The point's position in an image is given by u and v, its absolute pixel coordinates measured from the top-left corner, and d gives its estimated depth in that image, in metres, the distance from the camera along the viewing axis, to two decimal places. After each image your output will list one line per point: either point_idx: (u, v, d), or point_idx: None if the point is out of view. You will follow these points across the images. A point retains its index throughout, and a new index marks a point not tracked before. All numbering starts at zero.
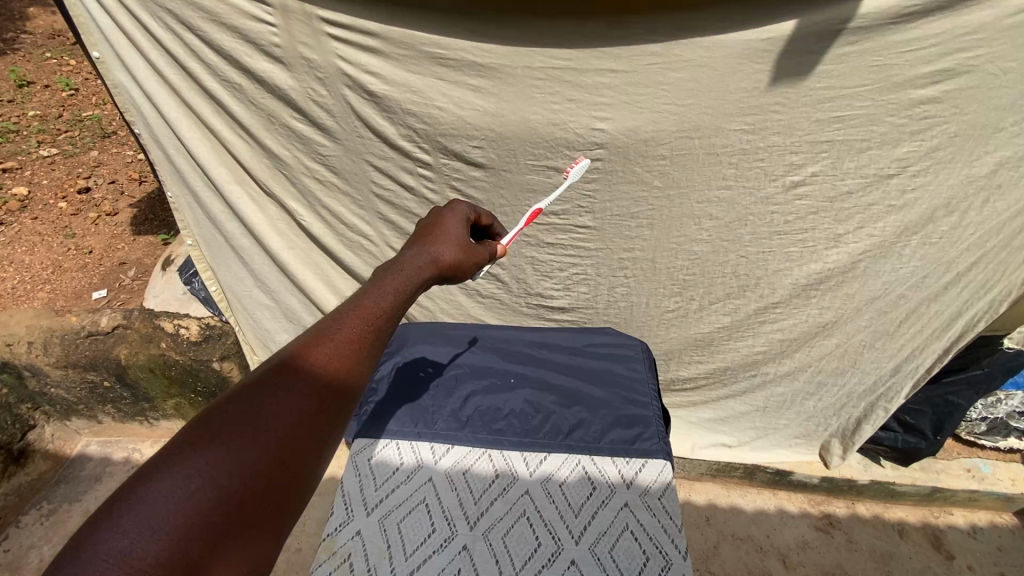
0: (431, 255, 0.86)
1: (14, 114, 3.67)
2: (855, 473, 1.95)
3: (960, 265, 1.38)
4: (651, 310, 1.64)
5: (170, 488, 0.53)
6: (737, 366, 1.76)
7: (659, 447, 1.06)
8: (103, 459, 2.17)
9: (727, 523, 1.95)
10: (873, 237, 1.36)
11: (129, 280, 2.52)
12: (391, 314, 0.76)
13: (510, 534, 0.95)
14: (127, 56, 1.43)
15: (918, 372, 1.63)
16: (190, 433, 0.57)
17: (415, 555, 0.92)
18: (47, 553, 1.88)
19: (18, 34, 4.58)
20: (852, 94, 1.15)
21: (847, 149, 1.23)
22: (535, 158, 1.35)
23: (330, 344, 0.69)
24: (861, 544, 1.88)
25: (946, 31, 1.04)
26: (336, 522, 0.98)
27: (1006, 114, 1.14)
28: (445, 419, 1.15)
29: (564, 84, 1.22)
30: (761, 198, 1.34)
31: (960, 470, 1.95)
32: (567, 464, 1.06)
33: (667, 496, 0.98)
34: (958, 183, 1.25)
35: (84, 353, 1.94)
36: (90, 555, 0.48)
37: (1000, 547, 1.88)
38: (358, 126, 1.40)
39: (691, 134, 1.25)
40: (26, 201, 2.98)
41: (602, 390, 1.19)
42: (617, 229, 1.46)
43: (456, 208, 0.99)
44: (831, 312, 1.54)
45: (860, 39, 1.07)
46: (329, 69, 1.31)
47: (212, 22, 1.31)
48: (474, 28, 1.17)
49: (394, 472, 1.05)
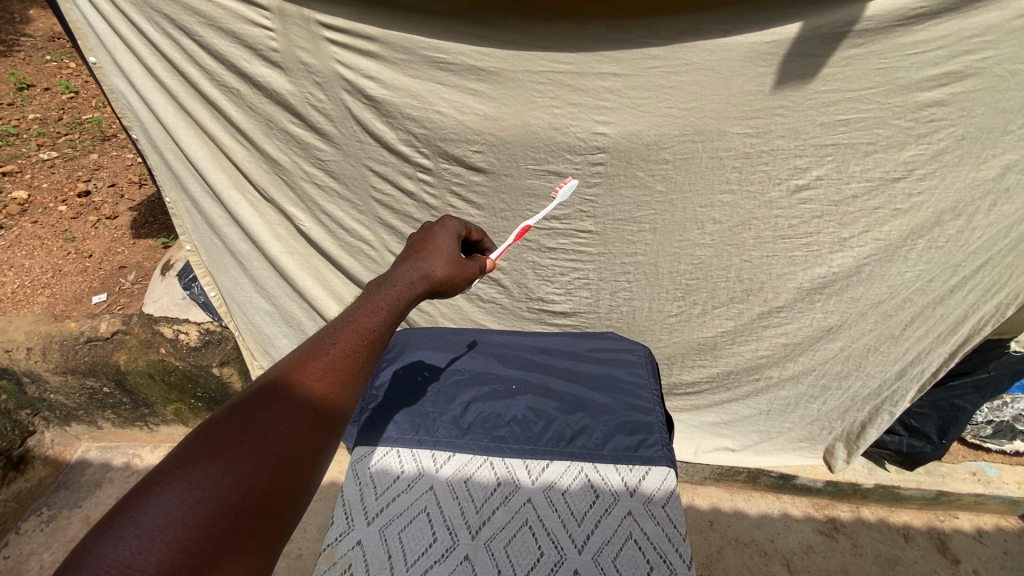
0: (422, 270, 0.85)
1: (14, 118, 3.65)
2: (859, 476, 1.94)
3: (967, 269, 1.37)
4: (653, 314, 1.62)
5: (171, 499, 0.52)
6: (739, 370, 1.74)
7: (662, 454, 1.05)
8: (104, 465, 2.16)
9: (730, 527, 1.94)
10: (879, 240, 1.35)
11: (129, 283, 2.52)
12: (384, 330, 0.74)
13: (512, 543, 0.94)
14: (123, 60, 1.41)
15: (924, 375, 1.61)
16: (188, 446, 0.56)
17: (416, 565, 0.91)
18: (47, 560, 1.86)
19: (17, 38, 4.54)
20: (856, 97, 1.14)
21: (852, 153, 1.22)
22: (536, 162, 1.34)
23: (326, 359, 0.67)
24: (866, 549, 1.86)
25: (952, 33, 1.03)
26: (336, 532, 0.96)
27: (1014, 117, 1.12)
28: (446, 425, 1.13)
29: (565, 88, 1.21)
30: (764, 202, 1.33)
31: (965, 473, 1.94)
32: (569, 472, 1.04)
33: (670, 504, 0.97)
34: (964, 187, 1.23)
35: (83, 360, 1.93)
36: (91, 567, 0.46)
37: (1007, 551, 1.86)
38: (358, 131, 1.39)
39: (693, 138, 1.24)
40: (26, 205, 2.97)
41: (604, 396, 1.18)
42: (619, 234, 1.44)
43: (447, 224, 0.98)
44: (836, 316, 1.52)
45: (865, 42, 1.06)
46: (327, 73, 1.29)
47: (207, 26, 1.29)
48: (475, 31, 1.16)
49: (394, 480, 1.04)
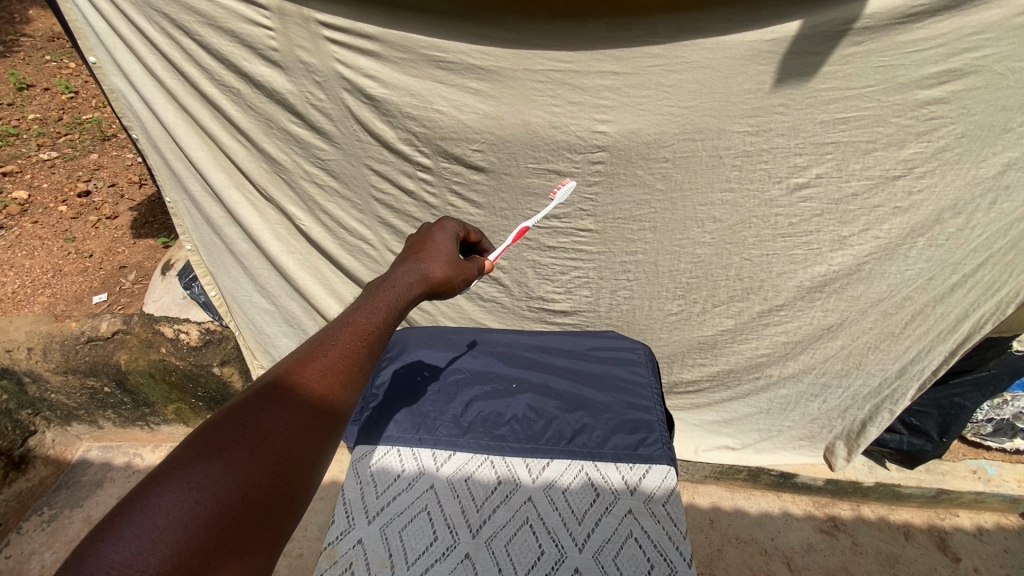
0: (421, 271, 0.85)
1: (14, 118, 3.65)
2: (860, 474, 1.94)
3: (967, 267, 1.37)
4: (653, 313, 1.62)
5: (171, 500, 0.52)
6: (740, 369, 1.74)
7: (663, 452, 1.05)
8: (105, 464, 2.17)
9: (731, 526, 1.94)
10: (879, 239, 1.35)
11: (129, 283, 2.52)
12: (382, 331, 0.74)
13: (513, 542, 0.94)
14: (122, 60, 1.41)
15: (924, 374, 1.61)
16: (188, 448, 0.56)
17: (417, 564, 0.91)
18: (48, 559, 1.86)
19: (17, 38, 4.54)
20: (856, 96, 1.14)
21: (852, 151, 1.22)
22: (536, 161, 1.34)
23: (325, 360, 0.68)
24: (866, 547, 1.86)
25: (952, 31, 1.03)
26: (336, 530, 0.96)
27: (1014, 115, 1.12)
28: (447, 424, 1.13)
29: (565, 87, 1.21)
30: (764, 200, 1.33)
31: (966, 472, 1.94)
32: (570, 470, 1.05)
33: (671, 502, 0.97)
34: (964, 185, 1.23)
35: (84, 360, 1.93)
36: (92, 568, 0.46)
37: (1008, 548, 1.86)
38: (358, 130, 1.39)
39: (693, 136, 1.24)
40: (26, 205, 2.97)
41: (603, 395, 1.18)
42: (619, 232, 1.44)
43: (445, 225, 0.98)
44: (836, 314, 1.52)
45: (865, 40, 1.06)
46: (327, 72, 1.29)
47: (207, 26, 1.29)
48: (475, 30, 1.16)
49: (395, 479, 1.04)
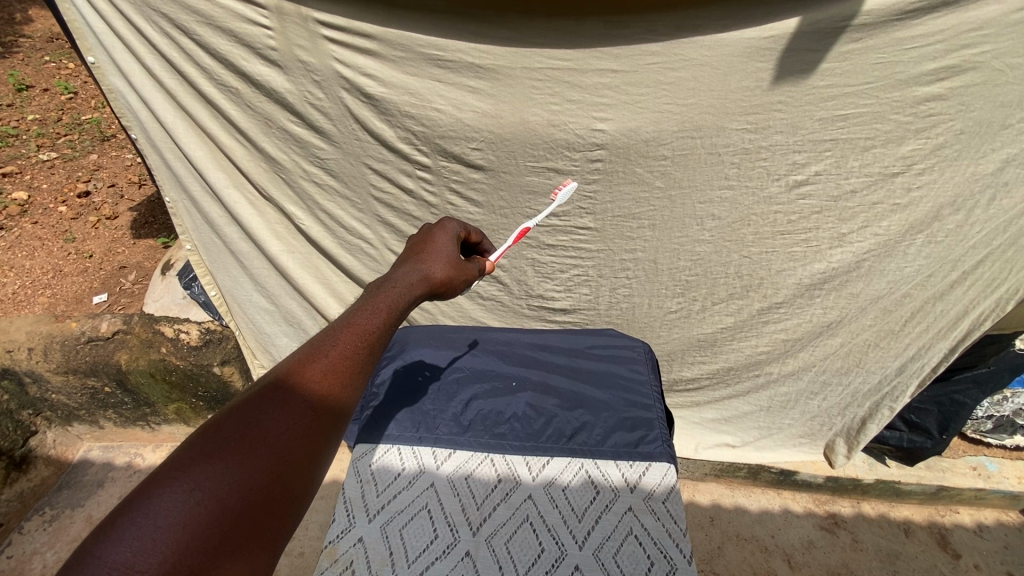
0: (422, 272, 0.85)
1: (13, 118, 3.65)
2: (860, 472, 1.94)
3: (966, 264, 1.37)
4: (653, 310, 1.62)
5: (172, 500, 0.52)
6: (740, 366, 1.74)
7: (663, 450, 1.05)
8: (106, 464, 2.17)
9: (731, 523, 1.94)
10: (878, 236, 1.35)
11: (129, 283, 2.52)
12: (382, 332, 0.74)
13: (513, 540, 0.94)
14: (121, 60, 1.41)
15: (924, 371, 1.61)
16: (189, 449, 0.56)
17: (417, 562, 0.91)
18: (50, 559, 1.87)
19: (16, 39, 4.55)
20: (855, 93, 1.14)
21: (851, 148, 1.22)
22: (536, 159, 1.34)
23: (325, 360, 0.68)
24: (866, 544, 1.86)
25: (951, 27, 1.03)
26: (337, 529, 0.96)
27: (1012, 111, 1.12)
28: (447, 423, 1.14)
29: (564, 84, 1.21)
30: (763, 198, 1.33)
31: (966, 468, 1.94)
32: (569, 468, 1.05)
33: (671, 499, 0.97)
34: (963, 181, 1.23)
35: (84, 360, 1.93)
36: (93, 568, 0.46)
37: (1007, 545, 1.86)
38: (357, 129, 1.39)
39: (691, 134, 1.24)
40: (26, 205, 2.97)
41: (603, 393, 1.18)
42: (618, 230, 1.44)
43: (445, 225, 0.98)
44: (835, 311, 1.52)
45: (863, 36, 1.06)
46: (326, 71, 1.29)
47: (206, 25, 1.29)
48: (474, 29, 1.16)
49: (395, 478, 1.04)
